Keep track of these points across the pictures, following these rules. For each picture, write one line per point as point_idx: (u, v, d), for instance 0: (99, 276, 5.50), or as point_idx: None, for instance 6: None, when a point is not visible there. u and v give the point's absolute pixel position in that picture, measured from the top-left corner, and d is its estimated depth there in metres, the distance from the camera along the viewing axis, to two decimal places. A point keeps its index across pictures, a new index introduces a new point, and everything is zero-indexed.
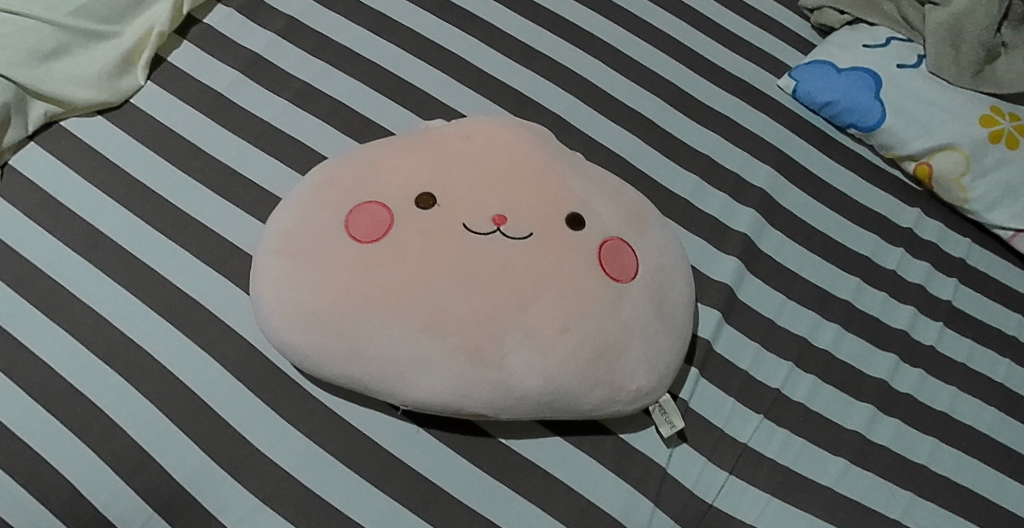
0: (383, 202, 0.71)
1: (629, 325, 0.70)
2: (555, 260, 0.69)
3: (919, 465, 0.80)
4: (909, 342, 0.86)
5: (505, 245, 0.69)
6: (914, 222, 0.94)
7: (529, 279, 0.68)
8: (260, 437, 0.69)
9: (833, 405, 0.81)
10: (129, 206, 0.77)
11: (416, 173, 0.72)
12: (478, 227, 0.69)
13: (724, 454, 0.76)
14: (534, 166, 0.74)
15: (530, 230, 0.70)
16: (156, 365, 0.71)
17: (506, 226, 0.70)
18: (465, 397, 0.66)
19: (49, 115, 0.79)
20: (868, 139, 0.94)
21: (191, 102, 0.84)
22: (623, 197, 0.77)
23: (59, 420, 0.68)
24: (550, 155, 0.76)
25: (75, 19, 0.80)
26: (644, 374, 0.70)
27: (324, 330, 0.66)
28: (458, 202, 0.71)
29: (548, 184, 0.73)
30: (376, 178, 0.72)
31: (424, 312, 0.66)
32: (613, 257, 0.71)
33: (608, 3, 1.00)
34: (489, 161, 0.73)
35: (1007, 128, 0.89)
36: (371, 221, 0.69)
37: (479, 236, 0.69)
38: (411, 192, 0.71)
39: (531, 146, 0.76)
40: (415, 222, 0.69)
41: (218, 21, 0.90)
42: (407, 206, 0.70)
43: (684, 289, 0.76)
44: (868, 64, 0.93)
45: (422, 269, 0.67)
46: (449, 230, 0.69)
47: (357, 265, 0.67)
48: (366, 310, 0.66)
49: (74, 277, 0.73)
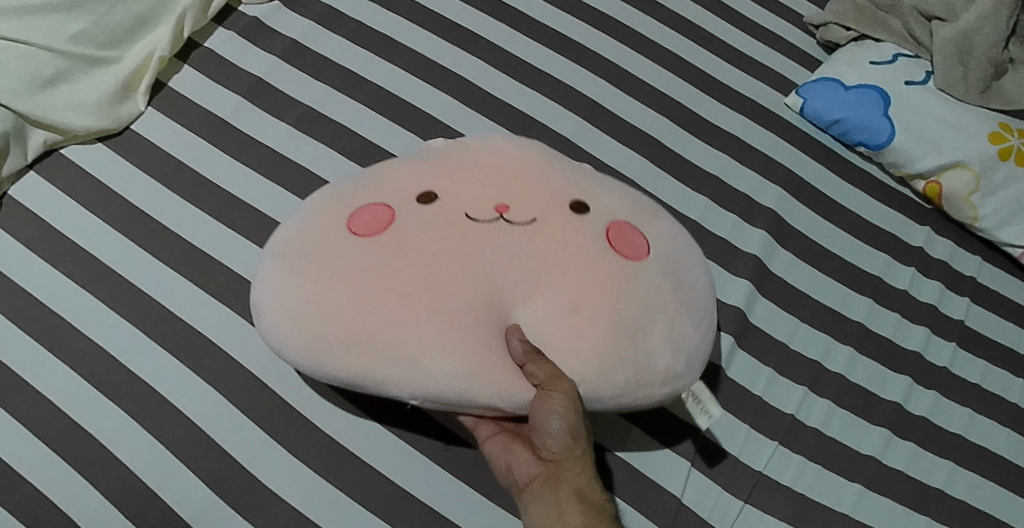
0: (378, 201, 0.60)
1: (653, 321, 0.57)
2: (568, 251, 0.58)
3: (952, 498, 0.76)
4: (923, 364, 0.81)
5: (509, 233, 0.58)
6: (924, 241, 0.90)
7: (542, 270, 0.57)
8: (266, 472, 0.65)
9: (848, 430, 0.76)
10: (129, 232, 0.74)
11: (412, 167, 0.62)
12: (480, 216, 0.58)
13: (739, 482, 0.72)
14: (534, 151, 0.64)
15: (534, 216, 0.59)
16: (161, 403, 0.67)
17: (509, 213, 0.58)
18: (470, 394, 0.54)
19: (49, 143, 0.76)
20: (877, 157, 0.92)
21: (190, 126, 0.80)
22: (634, 185, 0.66)
23: (64, 461, 0.64)
24: (553, 146, 0.66)
25: (75, 45, 0.77)
26: (674, 365, 0.58)
27: (308, 334, 0.55)
28: (460, 190, 0.60)
29: (554, 169, 0.63)
30: (368, 178, 0.62)
31: (429, 320, 0.54)
32: (628, 239, 0.60)
33: (612, 20, 0.96)
34: (489, 148, 0.63)
35: (1017, 145, 0.89)
36: (364, 220, 0.58)
37: (478, 223, 0.58)
38: (406, 186, 0.60)
39: (534, 136, 0.66)
40: (413, 216, 0.58)
41: (219, 44, 0.86)
42: (404, 200, 0.59)
43: (701, 273, 0.63)
44: (876, 82, 0.92)
45: (421, 268, 0.55)
46: (451, 221, 0.58)
47: (349, 273, 0.55)
48: (366, 326, 0.54)
49: (76, 308, 0.70)
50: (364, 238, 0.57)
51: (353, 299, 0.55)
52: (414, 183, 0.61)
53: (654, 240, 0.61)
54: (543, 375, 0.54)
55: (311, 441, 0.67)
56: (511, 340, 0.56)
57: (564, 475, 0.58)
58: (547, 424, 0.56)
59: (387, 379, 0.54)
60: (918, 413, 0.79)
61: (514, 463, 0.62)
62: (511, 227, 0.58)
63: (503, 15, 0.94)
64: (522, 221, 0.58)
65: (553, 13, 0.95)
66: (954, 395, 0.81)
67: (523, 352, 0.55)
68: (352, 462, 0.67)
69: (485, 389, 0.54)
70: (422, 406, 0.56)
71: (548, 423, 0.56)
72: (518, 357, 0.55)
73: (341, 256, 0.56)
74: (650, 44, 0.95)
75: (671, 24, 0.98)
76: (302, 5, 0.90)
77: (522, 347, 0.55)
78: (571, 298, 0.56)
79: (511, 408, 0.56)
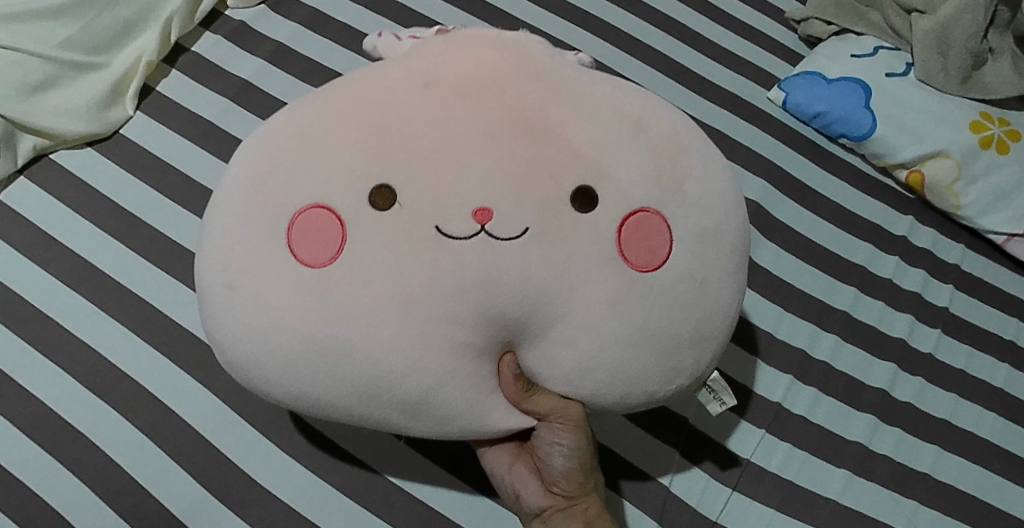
0: (327, 198, 0.47)
1: (661, 337, 0.49)
2: (567, 265, 0.47)
3: (939, 483, 0.76)
4: (907, 351, 0.82)
5: (496, 247, 0.46)
6: (908, 230, 0.91)
7: (535, 287, 0.47)
8: (257, 469, 0.66)
9: (834, 417, 0.77)
10: (119, 236, 0.75)
11: (362, 145, 0.48)
12: (455, 222, 0.46)
13: (727, 470, 0.73)
14: (520, 106, 0.49)
15: (527, 223, 0.47)
16: (153, 403, 0.67)
17: (493, 222, 0.46)
18: (475, 426, 0.52)
19: (39, 149, 0.77)
20: (860, 149, 0.93)
21: (178, 129, 0.81)
22: (646, 137, 0.51)
23: (57, 462, 0.65)
24: (545, 89, 0.50)
25: (62, 51, 0.78)
26: (687, 373, 0.52)
27: (280, 376, 0.48)
28: (428, 181, 0.46)
29: (547, 140, 0.48)
30: (307, 159, 0.48)
31: (411, 350, 0.46)
32: (637, 237, 0.48)
33: (597, 19, 0.97)
34: (461, 110, 0.48)
35: (997, 133, 0.90)
36: (316, 233, 0.46)
37: (456, 238, 0.46)
38: (359, 175, 0.47)
39: (519, 80, 0.50)
40: (374, 224, 0.46)
41: (205, 48, 0.87)
42: (359, 195, 0.47)
43: (733, 257, 0.52)
44: (857, 74, 0.93)
45: (393, 295, 0.46)
46: (420, 229, 0.46)
47: (309, 311, 0.46)
48: (341, 364, 0.47)
49: (68, 312, 0.71)
50: (321, 260, 0.46)
51: (319, 336, 0.46)
52: (370, 170, 0.47)
53: (670, 230, 0.49)
54: (546, 410, 0.52)
55: (301, 438, 0.68)
56: (504, 374, 0.52)
57: (577, 504, 0.59)
58: (558, 453, 0.56)
59: (370, 404, 0.49)
60: (904, 399, 0.80)
61: (521, 489, 0.62)
62: (494, 237, 0.46)
63: (487, 16, 0.95)
64: (507, 224, 0.46)
65: (536, 13, 0.96)
66: (940, 381, 0.82)
67: (518, 388, 0.52)
68: (342, 456, 0.67)
69: (479, 402, 0.51)
70: (411, 430, 0.52)
71: (558, 451, 0.56)
72: (515, 394, 0.52)
73: (295, 283, 0.46)
74: (633, 42, 0.96)
75: (654, 21, 0.99)
76: (288, 9, 0.91)
77: (518, 384, 0.52)
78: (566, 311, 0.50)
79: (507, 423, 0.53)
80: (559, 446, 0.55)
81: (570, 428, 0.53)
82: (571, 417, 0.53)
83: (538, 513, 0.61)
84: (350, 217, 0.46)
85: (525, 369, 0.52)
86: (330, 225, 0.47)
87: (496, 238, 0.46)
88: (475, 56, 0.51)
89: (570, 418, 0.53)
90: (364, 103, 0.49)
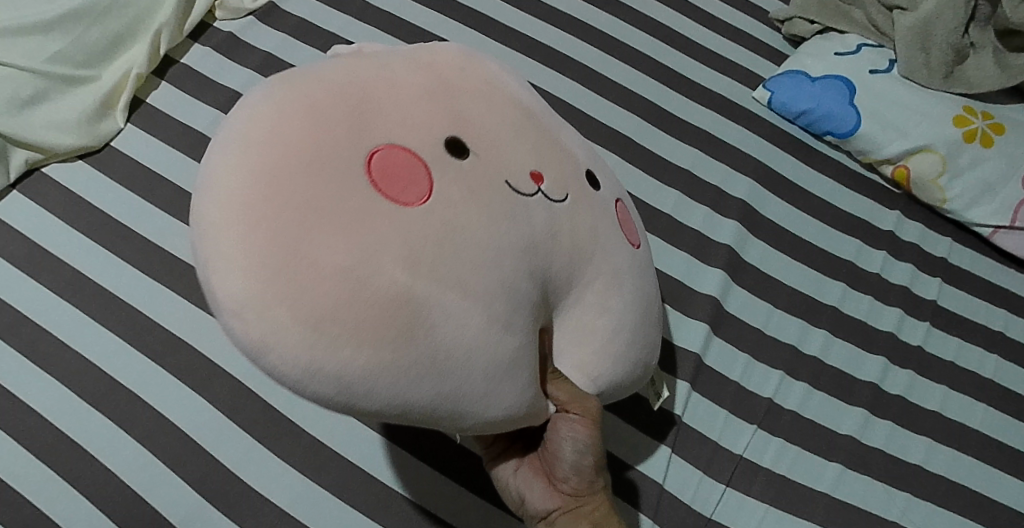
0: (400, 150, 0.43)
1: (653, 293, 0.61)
2: (598, 236, 0.53)
3: (931, 475, 0.77)
4: (897, 344, 0.83)
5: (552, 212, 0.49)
6: (894, 225, 0.92)
7: (583, 250, 0.52)
8: (252, 474, 0.66)
9: (825, 412, 0.78)
10: (112, 247, 0.75)
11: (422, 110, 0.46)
12: (521, 179, 0.48)
13: (720, 466, 0.73)
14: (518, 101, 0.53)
15: (565, 192, 0.51)
16: (149, 411, 0.68)
17: (546, 186, 0.50)
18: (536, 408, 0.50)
19: (30, 163, 0.78)
20: (845, 146, 0.94)
21: (169, 141, 0.82)
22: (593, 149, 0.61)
23: (54, 471, 0.65)
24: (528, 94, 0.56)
25: (52, 66, 0.79)
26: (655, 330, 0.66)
27: (385, 332, 0.39)
28: (489, 151, 0.47)
29: (539, 134, 0.52)
30: (373, 110, 0.44)
31: (503, 304, 0.45)
32: (622, 221, 0.58)
33: (583, 24, 0.98)
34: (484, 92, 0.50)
35: (981, 127, 0.91)
36: (404, 175, 0.42)
37: (524, 198, 0.48)
38: (424, 131, 0.45)
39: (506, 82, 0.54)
40: (458, 173, 0.45)
41: (195, 60, 0.88)
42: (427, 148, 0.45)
43: None
44: (840, 72, 0.94)
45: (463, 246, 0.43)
46: (491, 186, 0.46)
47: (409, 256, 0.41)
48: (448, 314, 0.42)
49: (62, 324, 0.71)
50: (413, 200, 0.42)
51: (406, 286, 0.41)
52: (434, 128, 0.45)
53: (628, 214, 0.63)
54: (566, 398, 0.54)
55: (296, 444, 0.68)
56: (544, 346, 0.49)
57: (585, 504, 0.57)
58: (570, 449, 0.55)
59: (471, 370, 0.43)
60: (895, 393, 0.80)
61: (526, 492, 0.59)
62: (546, 200, 0.49)
63: (474, 22, 0.96)
64: (554, 190, 0.50)
65: (523, 18, 0.97)
66: (930, 374, 0.82)
67: (551, 368, 0.50)
68: (337, 460, 0.68)
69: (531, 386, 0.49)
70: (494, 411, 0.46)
71: (570, 447, 0.55)
72: (548, 375, 0.51)
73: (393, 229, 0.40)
74: (619, 45, 0.97)
75: (639, 24, 1.00)
76: (276, 20, 0.92)
77: None
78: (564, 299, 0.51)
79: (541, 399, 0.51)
80: (575, 438, 0.54)
81: (586, 419, 0.54)
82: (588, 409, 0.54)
83: (544, 517, 0.58)
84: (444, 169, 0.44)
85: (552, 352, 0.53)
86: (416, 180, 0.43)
87: (550, 200, 0.50)
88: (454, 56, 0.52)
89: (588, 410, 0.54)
90: (410, 69, 0.49)
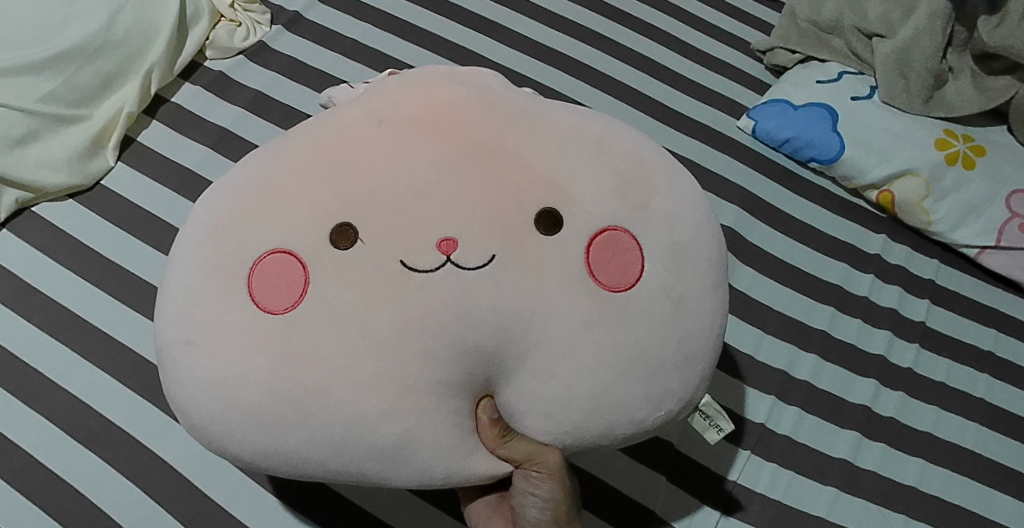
0: (607, 215, 0.46)
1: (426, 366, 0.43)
2: (371, 347, 0.42)
3: (926, 495, 0.76)
4: (887, 367, 0.83)
5: (458, 283, 0.43)
6: (880, 248, 0.92)
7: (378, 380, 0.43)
8: (241, 508, 0.65)
9: (818, 436, 0.77)
10: (102, 285, 0.76)
11: (399, 138, 0.46)
12: (421, 254, 0.43)
13: (716, 492, 0.72)
14: (474, 141, 0.46)
15: (405, 264, 0.43)
16: (136, 449, 0.67)
17: (420, 257, 0.43)
18: (608, 429, 0.47)
19: (21, 202, 0.78)
20: (829, 171, 0.95)
21: (162, 180, 0.83)
22: (508, 175, 0.45)
23: (44, 511, 0.64)
24: (480, 129, 0.47)
25: (45, 105, 0.78)
26: (656, 389, 0.46)
27: (632, 381, 0.46)
28: (344, 247, 0.43)
29: (361, 179, 0.44)
30: (397, 217, 0.44)
31: (579, 345, 0.44)
32: (606, 257, 0.46)
33: (568, 59, 1.00)
34: (290, 193, 0.45)
35: (962, 149, 0.92)
36: (620, 260, 0.46)
37: (380, 293, 0.43)
38: (450, 217, 0.44)
39: (450, 128, 0.46)
40: (337, 264, 0.43)
41: (186, 99, 0.89)
42: (657, 227, 0.47)
43: (655, 352, 0.46)
44: (822, 100, 0.95)
45: (355, 337, 0.42)
46: (389, 264, 0.43)
47: (604, 302, 0.45)
48: (644, 368, 0.46)
49: (51, 361, 0.71)
50: (628, 285, 0.46)
51: (470, 314, 0.43)
52: (329, 208, 0.44)
53: (640, 247, 0.46)
54: (527, 455, 0.49)
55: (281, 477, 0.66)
56: (480, 419, 0.48)
57: None
58: (531, 504, 0.52)
59: (637, 410, 0.46)
60: (887, 414, 0.80)
61: None
62: (425, 273, 0.43)
63: (461, 59, 0.98)
64: (426, 256, 0.43)
65: (509, 54, 0.99)
66: (921, 394, 0.82)
67: (495, 433, 0.48)
68: (325, 491, 0.66)
69: (589, 416, 0.46)
70: (633, 423, 0.47)
71: (532, 502, 0.51)
72: (491, 440, 0.48)
73: (557, 260, 0.45)
74: (604, 78, 0.99)
75: (624, 57, 1.02)
76: (266, 59, 0.94)
77: (494, 429, 0.48)
78: (284, 377, 0.42)
79: (485, 469, 0.49)
80: (533, 496, 0.51)
81: (547, 475, 0.50)
82: (547, 465, 0.49)
83: None
84: (515, 189, 0.45)
85: (502, 414, 0.49)
86: (630, 248, 0.46)
87: (416, 270, 0.43)
88: (316, 117, 0.49)
89: (548, 465, 0.49)
90: (316, 151, 0.46)
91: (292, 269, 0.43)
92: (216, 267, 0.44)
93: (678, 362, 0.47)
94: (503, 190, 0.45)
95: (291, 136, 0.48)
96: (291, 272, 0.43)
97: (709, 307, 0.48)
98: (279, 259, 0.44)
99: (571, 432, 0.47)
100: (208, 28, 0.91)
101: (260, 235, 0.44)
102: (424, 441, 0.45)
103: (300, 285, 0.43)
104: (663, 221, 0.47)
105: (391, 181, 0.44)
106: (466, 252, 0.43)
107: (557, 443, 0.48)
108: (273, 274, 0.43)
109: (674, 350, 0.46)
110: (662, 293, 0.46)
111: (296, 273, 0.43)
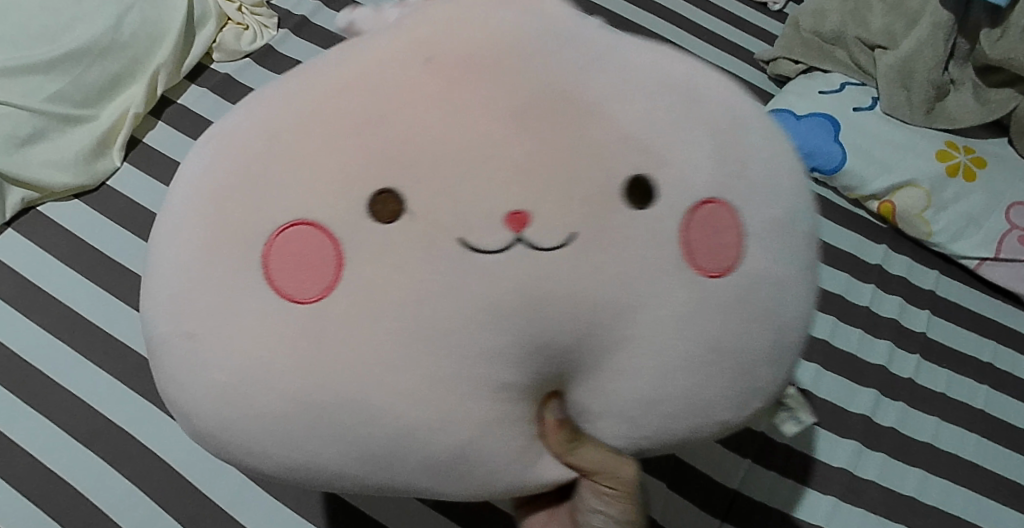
0: (703, 178, 0.35)
1: None
2: (411, 333, 0.33)
3: (924, 505, 0.76)
4: (887, 377, 0.83)
5: (534, 266, 0.33)
6: (881, 258, 0.93)
7: None
8: (241, 511, 0.65)
9: (819, 445, 0.77)
10: (106, 285, 0.76)
11: (442, 79, 0.35)
12: (485, 232, 0.33)
13: (717, 501, 0.72)
14: (541, 84, 0.35)
15: (464, 243, 0.33)
16: (137, 449, 0.67)
17: (484, 236, 0.33)
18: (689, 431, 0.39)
19: (27, 201, 0.79)
20: (831, 182, 0.96)
21: (166, 182, 0.83)
22: (588, 128, 0.34)
23: (43, 510, 0.64)
24: (548, 66, 0.35)
25: (52, 104, 0.79)
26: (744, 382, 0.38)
27: (726, 378, 0.37)
28: (376, 218, 0.33)
29: (395, 130, 0.34)
30: (443, 183, 0.33)
31: (667, 336, 0.35)
32: (704, 231, 0.35)
33: None
34: (303, 151, 0.34)
35: (963, 162, 0.92)
36: (714, 234, 0.35)
37: (430, 271, 0.33)
38: (517, 183, 0.33)
39: (509, 65, 0.35)
40: (376, 244, 0.33)
41: (192, 101, 0.90)
42: (759, 193, 0.37)
43: (751, 344, 0.37)
44: (825, 110, 0.96)
45: (393, 331, 0.33)
46: (440, 241, 0.33)
47: (695, 285, 0.35)
48: (741, 363, 0.37)
49: (54, 360, 0.71)
50: (723, 269, 0.35)
51: (544, 303, 0.34)
52: (361, 173, 0.34)
53: (738, 218, 0.36)
54: (598, 467, 0.41)
55: None
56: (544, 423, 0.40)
57: None
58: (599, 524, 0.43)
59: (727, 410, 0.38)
60: (887, 424, 0.80)
61: None
62: (488, 250, 0.33)
63: None
64: (490, 233, 0.33)
65: None
66: (920, 404, 0.82)
67: (562, 438, 0.40)
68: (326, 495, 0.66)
69: (676, 421, 0.38)
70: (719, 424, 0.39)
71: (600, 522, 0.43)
72: (557, 446, 0.40)
73: (643, 240, 0.34)
74: None
75: None
76: (273, 62, 0.94)
77: (560, 433, 0.40)
78: (293, 375, 0.34)
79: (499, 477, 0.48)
80: (601, 515, 0.43)
81: (621, 491, 0.42)
82: (621, 478, 0.41)
83: None
84: (599, 148, 0.34)
85: (568, 415, 0.40)
86: (727, 220, 0.36)
87: (476, 250, 0.33)
88: (339, 50, 0.38)
89: (621, 480, 0.41)
90: (335, 98, 0.35)
91: (319, 245, 0.33)
92: (216, 238, 0.35)
93: (774, 351, 0.38)
94: (579, 148, 0.34)
95: (304, 73, 0.37)
96: (318, 250, 0.33)
97: (806, 285, 0.39)
98: (302, 233, 0.34)
99: (650, 436, 0.39)
100: (215, 30, 0.92)
101: (271, 205, 0.34)
102: (481, 451, 0.37)
103: (330, 269, 0.33)
104: (764, 185, 0.37)
105: (428, 131, 0.34)
106: (536, 230, 0.33)
107: (630, 447, 0.40)
108: (295, 252, 0.34)
109: (771, 336, 0.37)
110: (778, 284, 0.37)
111: (324, 249, 0.33)
